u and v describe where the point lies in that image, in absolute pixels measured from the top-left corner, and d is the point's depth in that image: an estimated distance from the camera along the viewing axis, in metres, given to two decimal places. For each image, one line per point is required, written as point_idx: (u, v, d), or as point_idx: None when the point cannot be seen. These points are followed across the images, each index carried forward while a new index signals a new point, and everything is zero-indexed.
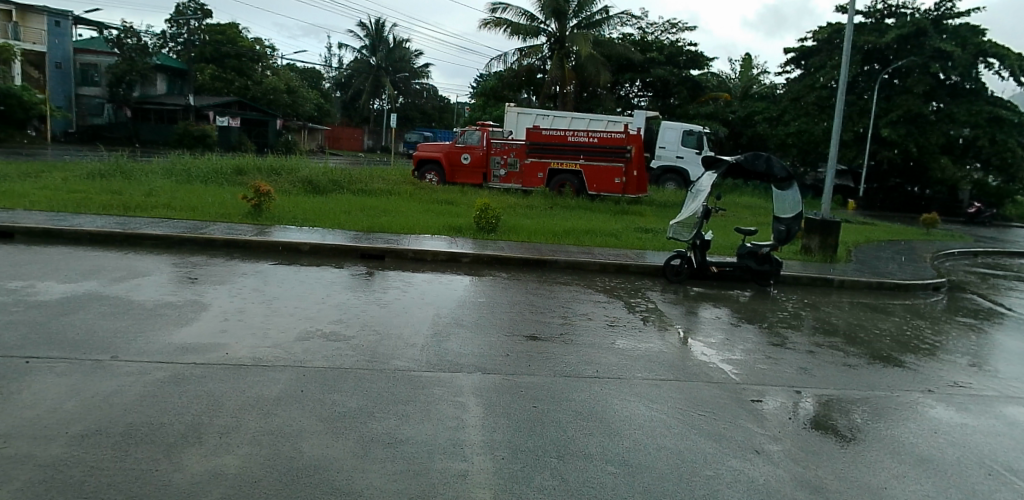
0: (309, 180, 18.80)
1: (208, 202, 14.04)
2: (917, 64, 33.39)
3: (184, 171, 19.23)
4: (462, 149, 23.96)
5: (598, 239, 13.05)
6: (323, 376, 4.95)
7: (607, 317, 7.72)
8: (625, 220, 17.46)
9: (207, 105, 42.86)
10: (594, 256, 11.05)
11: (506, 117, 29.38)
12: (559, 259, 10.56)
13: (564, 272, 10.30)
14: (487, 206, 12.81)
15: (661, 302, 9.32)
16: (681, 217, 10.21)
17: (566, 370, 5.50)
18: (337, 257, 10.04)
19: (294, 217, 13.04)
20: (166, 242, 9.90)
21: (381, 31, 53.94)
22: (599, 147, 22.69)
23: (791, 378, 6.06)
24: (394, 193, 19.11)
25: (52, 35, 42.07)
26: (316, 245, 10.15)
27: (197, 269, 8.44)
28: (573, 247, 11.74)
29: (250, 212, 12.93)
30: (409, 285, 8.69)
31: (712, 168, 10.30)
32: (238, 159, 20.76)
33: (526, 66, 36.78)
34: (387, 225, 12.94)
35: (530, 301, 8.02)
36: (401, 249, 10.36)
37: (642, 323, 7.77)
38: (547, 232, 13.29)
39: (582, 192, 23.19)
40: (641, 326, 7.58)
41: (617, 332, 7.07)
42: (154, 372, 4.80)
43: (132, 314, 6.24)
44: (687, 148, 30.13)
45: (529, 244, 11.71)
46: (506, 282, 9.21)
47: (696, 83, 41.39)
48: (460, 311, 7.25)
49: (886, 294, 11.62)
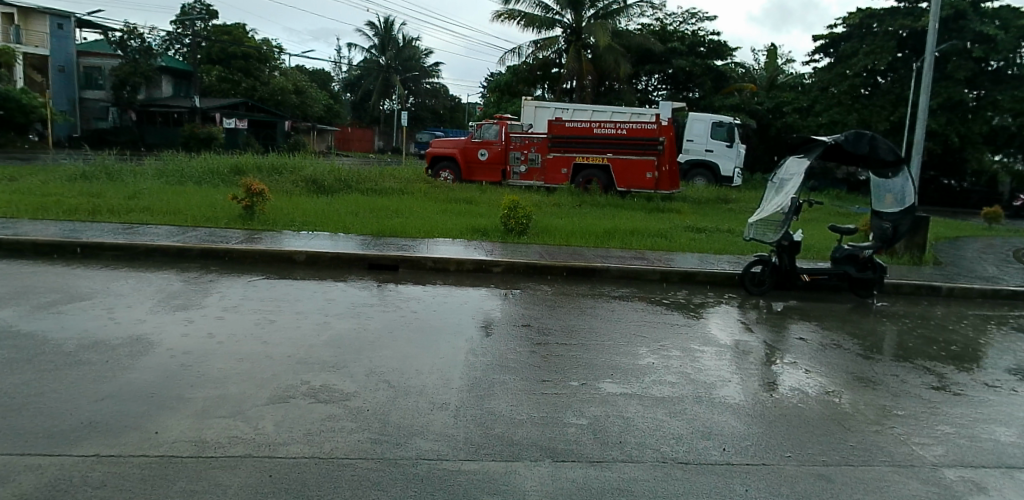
0: (313, 179, 17.00)
1: (194, 205, 12.24)
2: (958, 49, 30.88)
3: (179, 171, 17.54)
4: (478, 145, 22.18)
5: (649, 241, 11.05)
6: (301, 479, 3.01)
7: (695, 345, 5.80)
8: (667, 218, 15.49)
9: (213, 107, 41.13)
10: (650, 262, 9.09)
11: (523, 111, 27.48)
12: (611, 267, 8.59)
13: (619, 283, 8.32)
14: (517, 204, 10.92)
15: (747, 321, 7.31)
16: (764, 214, 8.18)
17: (683, 456, 3.51)
18: (338, 270, 8.10)
19: (292, 220, 11.19)
20: (129, 254, 8.00)
21: (390, 29, 52.24)
22: (628, 139, 20.65)
23: (1004, 452, 4.02)
24: (406, 192, 17.26)
25: (54, 38, 40.82)
26: (313, 254, 8.22)
27: (156, 288, 6.52)
28: (622, 251, 9.86)
29: (242, 214, 11.17)
30: (426, 304, 6.76)
31: (802, 152, 8.33)
32: (237, 158, 19.03)
33: (541, 59, 34.88)
34: (402, 228, 11.06)
35: (588, 328, 6.06)
36: (418, 256, 8.45)
37: (742, 353, 5.80)
38: (588, 233, 11.39)
39: (611, 188, 21.16)
40: (743, 359, 5.63)
41: (721, 372, 5.13)
42: (21, 479, 2.87)
43: (39, 362, 4.32)
44: (716, 140, 28.03)
45: (570, 248, 9.84)
46: (553, 298, 7.27)
47: (720, 74, 39.16)
48: (500, 344, 5.33)
49: (1005, 303, 9.48)
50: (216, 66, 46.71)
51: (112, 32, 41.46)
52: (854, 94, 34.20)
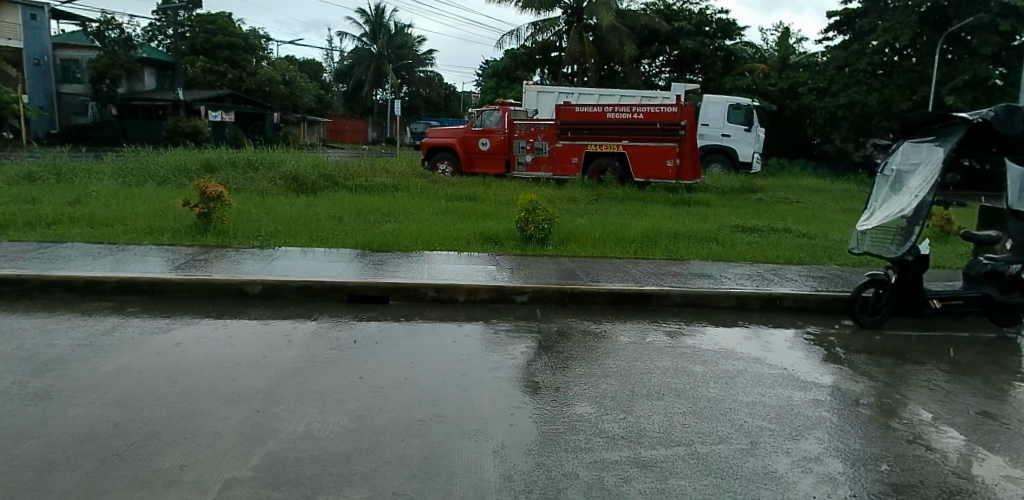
0: (293, 175, 14.83)
1: (144, 212, 10.17)
2: (984, 23, 28.64)
3: (139, 170, 15.40)
4: (479, 134, 20.12)
5: (699, 248, 8.99)
6: None
7: (863, 441, 3.62)
8: (704, 216, 13.48)
9: (197, 99, 39.00)
10: (717, 281, 7.03)
11: (525, 97, 25.36)
12: (672, 288, 6.51)
13: (685, 316, 6.22)
14: (536, 204, 8.79)
15: (875, 367, 5.22)
16: (879, 219, 6.07)
17: None
18: (304, 308, 5.91)
19: (259, 230, 9.11)
20: (18, 292, 5.87)
21: (381, 16, 49.87)
22: (646, 124, 18.40)
23: None
24: (402, 188, 15.13)
25: (28, 29, 38.17)
26: (272, 285, 6.04)
27: (14, 352, 4.33)
28: (669, 264, 7.88)
29: (194, 223, 9.07)
30: (426, 361, 4.57)
31: (921, 138, 6.35)
32: (210, 153, 16.94)
33: (540, 42, 32.79)
34: (396, 237, 8.96)
35: (680, 408, 3.88)
36: (412, 283, 6.25)
37: (936, 450, 3.60)
38: (621, 238, 9.35)
39: (627, 179, 19.04)
40: (953, 460, 3.44)
41: None
42: None
43: None
44: (734, 124, 25.87)
45: (604, 261, 7.80)
46: (606, 346, 5.12)
47: (731, 54, 37.10)
48: (554, 462, 3.13)
49: None
50: (200, 56, 44.38)
51: (88, 21, 38.75)
52: (874, 73, 31.96)
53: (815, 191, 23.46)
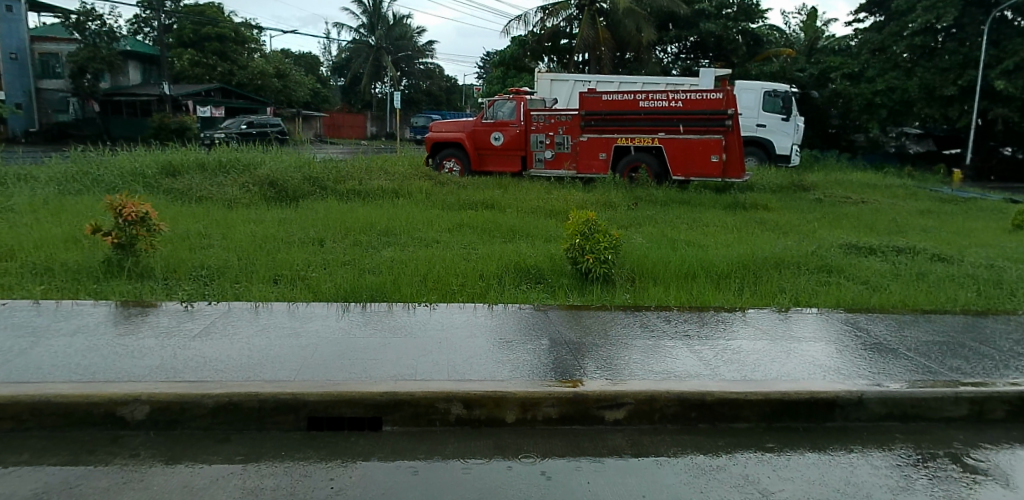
0: (271, 179, 12.12)
1: (48, 237, 7.51)
2: None
3: (85, 175, 12.75)
4: (491, 126, 17.41)
5: (826, 286, 6.34)
6: None
7: None
8: (779, 227, 10.79)
9: (184, 94, 36.35)
10: (912, 364, 4.38)
11: (539, 86, 22.61)
12: (861, 386, 3.91)
13: (904, 446, 3.54)
14: (593, 224, 6.15)
15: None
16: None
17: None
18: (223, 450, 3.22)
19: (200, 267, 6.43)
20: None
21: (379, 6, 47.07)
22: (688, 112, 15.46)
23: None
24: (403, 193, 12.47)
25: (4, 21, 35.57)
26: (172, 405, 3.38)
27: None
28: (810, 323, 5.21)
29: (108, 257, 6.39)
30: None
31: None
32: (176, 152, 14.31)
33: (550, 27, 30.04)
34: (394, 274, 6.28)
35: None
36: (424, 391, 3.55)
37: None
38: (710, 269, 6.67)
39: (663, 178, 16.24)
40: None
41: None
42: None
43: None
44: (770, 113, 23.00)
45: (713, 320, 5.17)
46: None
47: (756, 38, 34.09)
48: None
49: None
50: (187, 49, 41.50)
51: (65, 13, 35.73)
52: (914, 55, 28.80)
53: (869, 188, 20.55)
